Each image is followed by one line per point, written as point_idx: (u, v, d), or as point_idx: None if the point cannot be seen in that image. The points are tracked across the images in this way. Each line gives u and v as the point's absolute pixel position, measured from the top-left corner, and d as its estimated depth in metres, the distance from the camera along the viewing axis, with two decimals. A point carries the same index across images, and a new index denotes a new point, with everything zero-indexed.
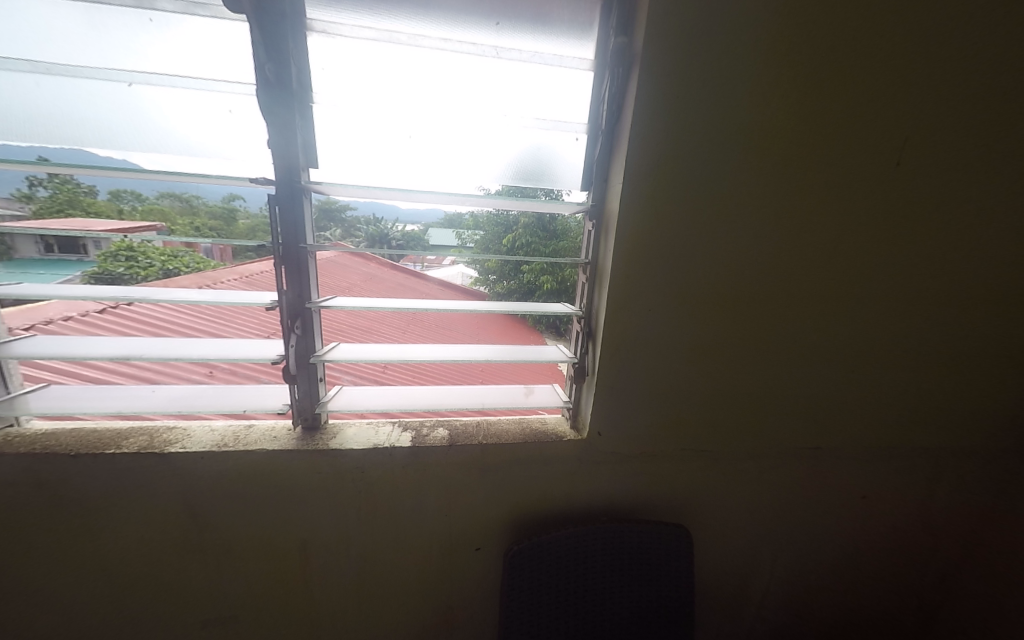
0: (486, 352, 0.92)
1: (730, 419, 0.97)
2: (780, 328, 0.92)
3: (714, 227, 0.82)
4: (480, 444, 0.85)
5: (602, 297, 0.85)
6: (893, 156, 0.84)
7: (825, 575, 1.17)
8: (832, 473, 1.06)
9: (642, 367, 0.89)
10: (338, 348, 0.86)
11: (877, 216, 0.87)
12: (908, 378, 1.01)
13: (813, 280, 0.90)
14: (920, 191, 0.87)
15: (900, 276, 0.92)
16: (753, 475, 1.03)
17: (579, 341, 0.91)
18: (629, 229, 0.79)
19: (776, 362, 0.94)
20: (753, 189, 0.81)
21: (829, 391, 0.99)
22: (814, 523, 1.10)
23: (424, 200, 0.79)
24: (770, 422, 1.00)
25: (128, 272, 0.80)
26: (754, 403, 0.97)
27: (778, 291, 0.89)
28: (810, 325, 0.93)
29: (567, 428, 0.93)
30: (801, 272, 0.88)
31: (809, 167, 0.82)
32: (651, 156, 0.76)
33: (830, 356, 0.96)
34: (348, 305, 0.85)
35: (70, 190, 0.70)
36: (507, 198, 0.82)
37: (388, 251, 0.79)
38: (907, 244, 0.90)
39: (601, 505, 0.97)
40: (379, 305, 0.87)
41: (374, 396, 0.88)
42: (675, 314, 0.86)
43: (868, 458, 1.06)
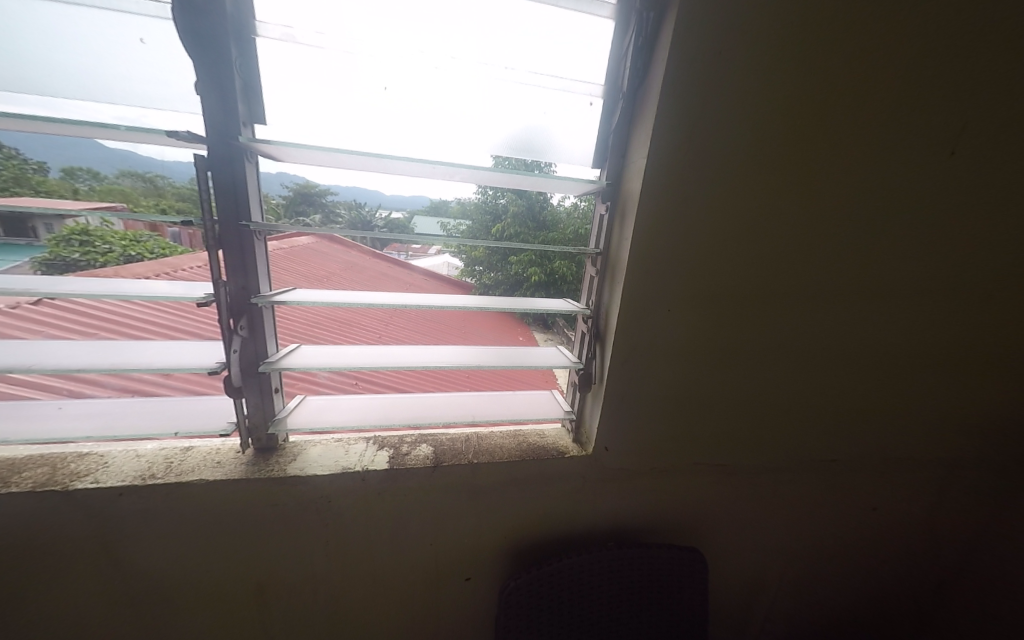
0: (478, 354, 0.79)
1: (748, 430, 0.87)
2: (806, 335, 0.81)
3: (743, 216, 0.70)
4: (470, 463, 0.72)
5: (615, 294, 0.71)
6: (945, 145, 0.72)
7: (835, 589, 1.10)
8: (850, 485, 0.98)
9: (659, 378, 0.76)
10: (297, 353, 0.71)
11: (924, 213, 0.76)
12: (938, 386, 0.91)
13: (848, 281, 0.78)
14: (975, 183, 0.75)
15: (943, 276, 0.81)
16: (769, 492, 0.94)
17: (587, 344, 0.78)
18: (649, 214, 0.66)
19: (801, 370, 0.84)
20: (787, 177, 0.70)
21: (853, 399, 0.90)
22: (829, 536, 1.03)
23: (405, 170, 0.64)
24: (791, 434, 0.90)
25: (82, 259, 0.66)
26: (777, 413, 0.87)
27: (806, 291, 0.78)
28: (839, 328, 0.82)
29: (568, 443, 0.81)
30: (834, 269, 0.77)
31: (849, 152, 0.71)
32: (678, 126, 0.62)
33: (859, 367, 0.86)
34: (313, 299, 0.68)
35: (14, 166, 0.53)
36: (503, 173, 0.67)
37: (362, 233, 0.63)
38: (954, 244, 0.79)
39: (607, 528, 0.85)
40: (349, 299, 0.72)
41: (346, 408, 0.74)
42: (692, 318, 0.75)
43: (889, 469, 0.98)
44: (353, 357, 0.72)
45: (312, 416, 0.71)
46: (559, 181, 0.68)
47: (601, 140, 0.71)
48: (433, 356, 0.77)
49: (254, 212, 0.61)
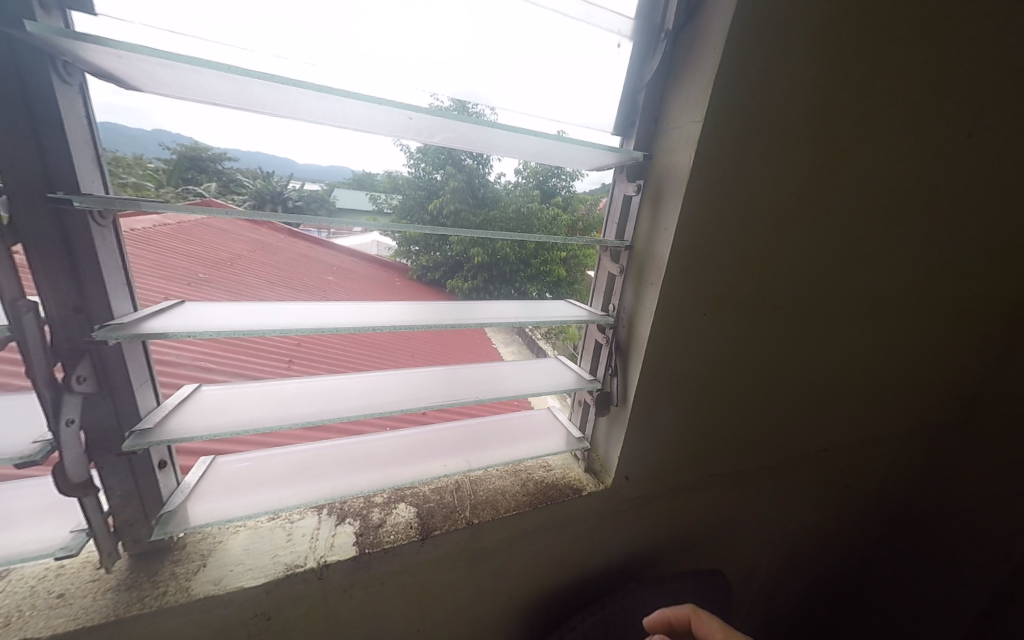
0: (467, 379, 0.61)
1: (762, 443, 0.78)
2: (823, 340, 0.72)
3: (785, 202, 0.56)
4: (468, 526, 0.55)
5: (646, 302, 0.53)
6: (962, 129, 0.66)
7: (813, 579, 1.10)
8: (840, 482, 0.96)
9: (682, 399, 0.63)
10: (195, 401, 0.46)
11: (935, 204, 0.70)
12: (922, 379, 0.90)
13: (867, 278, 0.70)
14: (977, 175, 0.71)
15: (941, 267, 0.77)
16: (768, 502, 0.88)
17: (606, 358, 0.60)
18: (698, 198, 0.47)
19: (815, 375, 0.75)
20: (831, 157, 0.57)
21: (854, 400, 0.84)
22: (816, 533, 1.01)
23: (359, 117, 0.41)
24: (798, 443, 0.82)
25: None
26: (788, 423, 0.78)
27: (832, 289, 0.68)
28: (853, 329, 0.75)
29: (581, 475, 0.67)
30: (860, 263, 0.68)
31: (888, 131, 0.60)
32: (743, 72, 0.44)
33: (861, 369, 0.81)
34: (223, 317, 0.44)
35: None
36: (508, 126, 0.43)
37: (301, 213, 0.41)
38: (952, 240, 0.75)
39: (620, 562, 0.74)
40: (272, 310, 0.48)
41: (286, 476, 0.53)
42: (722, 327, 0.61)
43: (873, 462, 0.97)
44: (284, 406, 0.48)
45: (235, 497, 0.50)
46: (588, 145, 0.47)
47: (627, 96, 0.51)
48: (410, 384, 0.57)
49: (90, 184, 0.36)
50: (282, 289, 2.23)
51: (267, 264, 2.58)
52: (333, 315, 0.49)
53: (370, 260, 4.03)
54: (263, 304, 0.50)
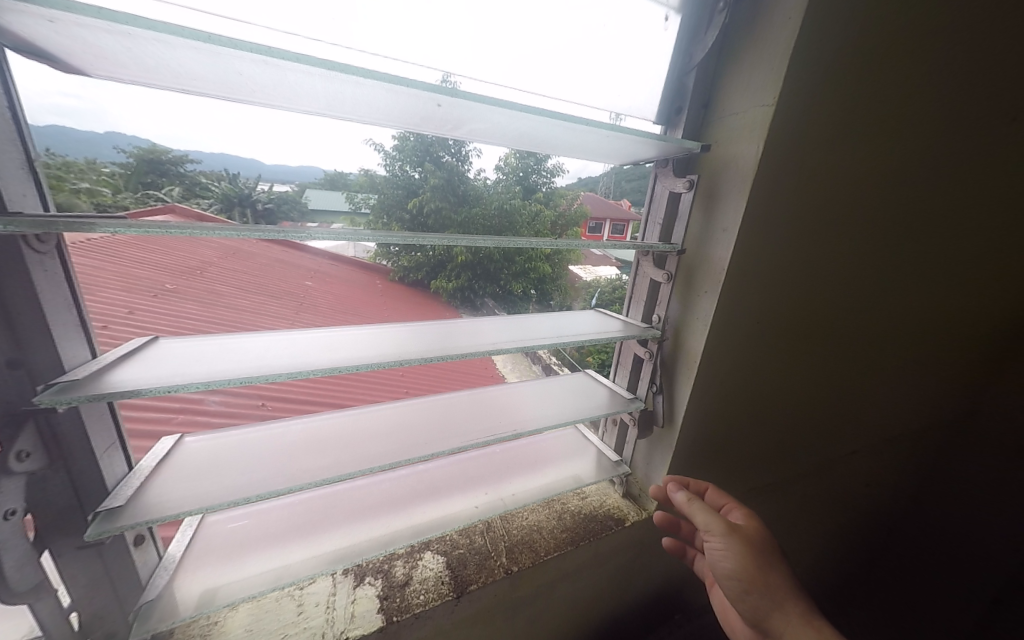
0: (495, 407, 0.55)
1: (806, 454, 0.72)
2: (870, 345, 0.66)
3: (853, 193, 0.50)
4: (507, 576, 0.48)
5: (699, 313, 0.47)
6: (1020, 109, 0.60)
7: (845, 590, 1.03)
8: (878, 488, 0.91)
9: (732, 415, 0.57)
10: (173, 463, 0.39)
11: (987, 191, 0.65)
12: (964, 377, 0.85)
13: (914, 274, 0.65)
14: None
15: (988, 258, 0.72)
16: (803, 515, 0.82)
17: (649, 374, 0.55)
18: (764, 193, 0.41)
19: (861, 380, 0.70)
20: (896, 142, 0.50)
21: (895, 403, 0.79)
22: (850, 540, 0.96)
23: (372, 106, 0.34)
24: (840, 452, 0.77)
25: None
26: (832, 432, 0.73)
27: (883, 288, 0.62)
28: (899, 330, 0.70)
29: (621, 501, 0.61)
30: (911, 258, 0.63)
31: (954, 112, 0.54)
32: (820, 50, 0.38)
33: (904, 370, 0.76)
34: (212, 359, 0.36)
35: None
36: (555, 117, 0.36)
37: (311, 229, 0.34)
38: (997, 232, 0.71)
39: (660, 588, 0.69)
40: (273, 348, 0.40)
41: (297, 533, 0.47)
42: (778, 336, 0.55)
43: (913, 467, 0.92)
44: (292, 463, 0.40)
45: (240, 565, 0.43)
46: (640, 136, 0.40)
47: (673, 77, 0.44)
48: (434, 420, 0.50)
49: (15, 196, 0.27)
50: (258, 297, 2.09)
51: (240, 271, 2.42)
52: (347, 347, 0.42)
53: (350, 263, 3.87)
54: (261, 336, 0.42)
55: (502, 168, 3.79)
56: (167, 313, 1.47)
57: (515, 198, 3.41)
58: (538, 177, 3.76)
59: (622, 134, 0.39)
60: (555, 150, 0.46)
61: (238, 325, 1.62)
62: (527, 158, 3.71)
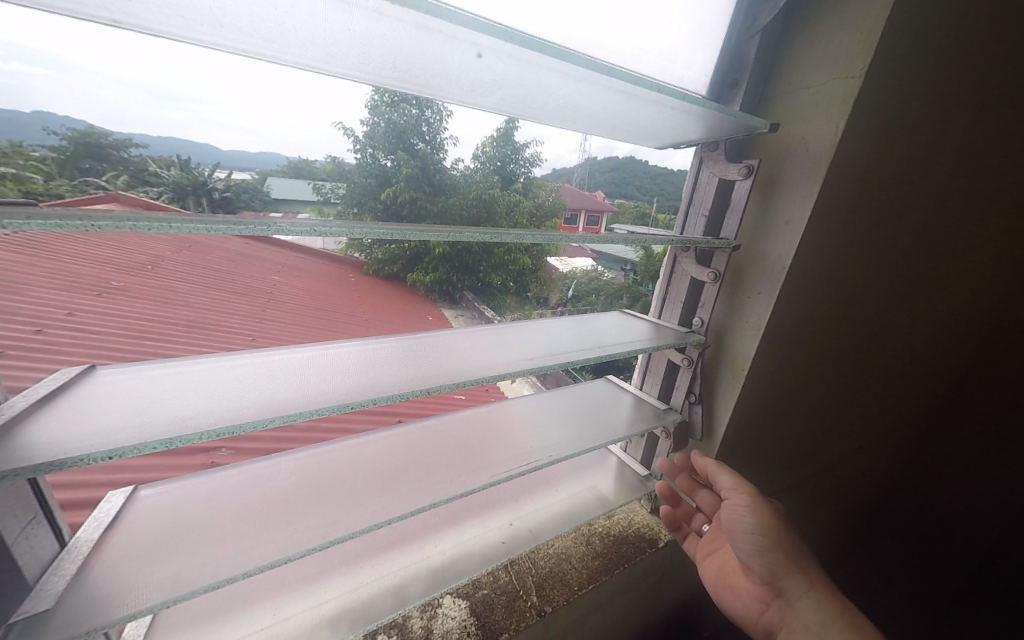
0: (520, 426, 0.49)
1: (830, 458, 0.70)
2: (899, 340, 0.64)
3: (894, 190, 0.46)
4: (541, 618, 0.43)
5: (749, 317, 0.44)
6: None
7: None
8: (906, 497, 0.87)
9: (767, 424, 0.54)
10: (123, 527, 0.32)
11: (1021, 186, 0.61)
12: None
13: (944, 275, 0.62)
14: None
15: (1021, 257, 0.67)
16: (824, 524, 0.79)
17: (688, 383, 0.51)
18: (838, 178, 0.37)
19: (885, 384, 0.68)
20: (932, 136, 0.47)
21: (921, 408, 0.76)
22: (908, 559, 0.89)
23: (383, 48, 0.26)
24: (862, 456, 0.75)
25: None
26: (855, 435, 0.71)
27: (913, 289, 0.59)
28: (927, 333, 0.67)
29: (649, 519, 0.58)
30: (942, 256, 0.59)
31: (988, 103, 0.51)
32: (901, 34, 0.35)
33: (930, 372, 0.73)
34: (178, 399, 0.29)
35: None
36: (616, 86, 0.30)
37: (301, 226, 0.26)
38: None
39: (683, 606, 0.66)
40: (270, 374, 0.33)
41: (296, 592, 0.39)
42: (817, 342, 0.51)
43: None
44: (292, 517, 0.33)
45: None
46: (718, 109, 0.33)
47: (734, 46, 0.39)
48: (456, 449, 0.45)
49: None
50: (221, 294, 1.92)
51: (199, 266, 2.22)
52: (366, 369, 0.36)
53: (323, 259, 3.68)
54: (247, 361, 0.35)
55: (479, 158, 3.68)
56: (117, 314, 1.31)
57: (493, 188, 3.33)
58: (515, 166, 3.68)
59: (712, 111, 0.33)
60: (597, 127, 0.40)
61: (200, 326, 1.47)
62: (504, 148, 3.62)
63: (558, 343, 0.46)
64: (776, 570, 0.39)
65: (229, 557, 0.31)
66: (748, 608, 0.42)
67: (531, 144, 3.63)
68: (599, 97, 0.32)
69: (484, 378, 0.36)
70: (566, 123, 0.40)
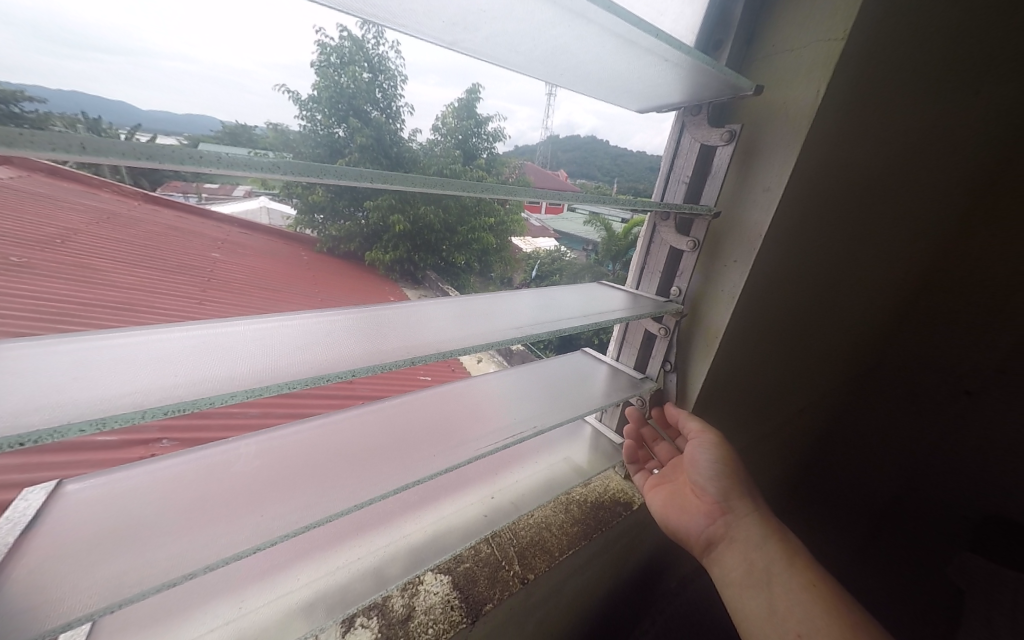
0: (500, 399, 0.48)
1: (780, 418, 0.76)
2: (842, 311, 0.69)
3: (857, 164, 0.48)
4: (525, 584, 0.43)
5: (725, 286, 0.46)
6: (977, 82, 0.59)
7: (858, 537, 1.06)
8: (831, 441, 1.00)
9: (733, 389, 0.58)
10: (45, 527, 0.27)
11: (949, 167, 0.66)
12: (913, 351, 0.90)
13: (885, 250, 0.66)
14: (981, 137, 0.67)
15: (935, 232, 0.75)
16: (771, 479, 0.87)
17: (663, 352, 0.53)
18: (814, 146, 0.38)
19: (827, 351, 0.73)
20: (891, 113, 0.48)
21: (851, 371, 0.85)
22: (845, 482, 1.04)
23: None
24: (805, 415, 0.83)
25: None
26: (802, 398, 0.77)
27: (859, 263, 0.63)
28: (864, 304, 0.73)
29: (623, 483, 0.60)
30: (885, 232, 0.63)
31: (933, 85, 0.53)
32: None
33: (861, 340, 0.80)
34: (101, 377, 0.24)
35: None
36: (615, 27, 0.28)
37: (212, 154, 0.23)
38: (945, 208, 0.72)
39: (650, 561, 0.70)
40: (228, 347, 0.29)
41: (267, 580, 0.37)
42: (778, 311, 0.54)
43: (874, 429, 0.98)
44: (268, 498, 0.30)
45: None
46: (712, 67, 0.33)
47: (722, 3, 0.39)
48: (437, 424, 0.43)
49: None
50: (149, 272, 1.71)
51: (120, 240, 1.96)
52: (341, 341, 0.33)
53: (272, 235, 3.42)
54: (189, 334, 0.30)
55: (439, 130, 3.51)
56: (24, 292, 1.14)
57: (454, 163, 3.21)
58: (477, 140, 3.55)
59: (705, 67, 0.33)
60: (582, 81, 0.38)
61: (126, 306, 1.31)
62: (465, 120, 3.46)
63: (540, 311, 0.46)
64: (726, 492, 0.43)
65: (192, 547, 0.28)
66: (694, 523, 0.44)
67: (493, 117, 3.51)
68: (596, 42, 0.30)
69: (474, 346, 0.35)
70: (549, 74, 0.37)
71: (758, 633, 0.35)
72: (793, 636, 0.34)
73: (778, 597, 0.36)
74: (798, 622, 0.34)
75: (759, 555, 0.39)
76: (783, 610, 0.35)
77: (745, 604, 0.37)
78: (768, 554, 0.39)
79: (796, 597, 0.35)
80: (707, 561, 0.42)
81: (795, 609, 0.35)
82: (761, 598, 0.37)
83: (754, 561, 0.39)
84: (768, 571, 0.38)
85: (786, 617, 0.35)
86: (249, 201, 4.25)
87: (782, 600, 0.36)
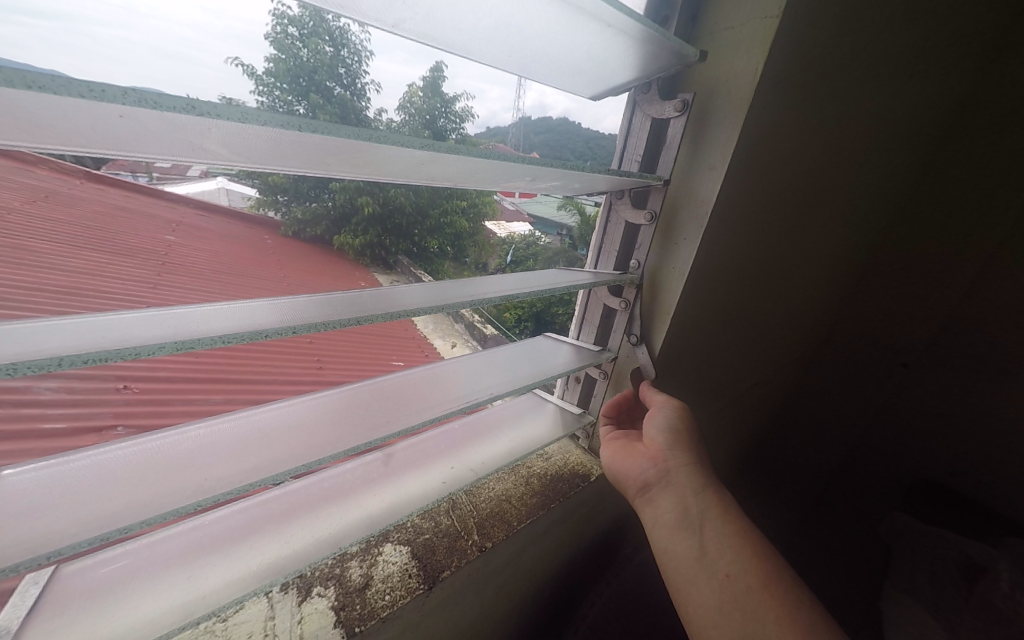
0: (466, 375, 0.50)
1: (732, 392, 0.81)
2: (789, 285, 0.73)
3: (797, 146, 0.51)
4: (482, 554, 0.45)
5: (676, 264, 0.48)
6: (910, 66, 0.63)
7: (803, 500, 1.15)
8: (781, 414, 1.05)
9: (686, 364, 0.61)
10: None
11: (885, 149, 0.71)
12: (853, 326, 0.96)
13: (828, 224, 0.70)
14: (913, 121, 0.72)
15: (873, 211, 0.80)
16: (724, 447, 0.91)
17: (624, 325, 0.56)
18: (755, 123, 0.40)
19: (774, 326, 0.77)
20: (829, 98, 0.51)
21: (798, 345, 0.90)
22: (791, 451, 1.11)
23: None
24: (756, 387, 0.87)
25: None
26: (753, 371, 0.82)
27: (803, 239, 0.67)
28: (809, 279, 0.77)
29: (582, 456, 0.63)
30: (828, 210, 0.67)
31: (870, 68, 0.56)
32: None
33: (807, 315, 0.85)
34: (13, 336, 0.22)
35: None
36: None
37: (113, 86, 0.19)
38: (881, 188, 0.78)
39: (612, 528, 0.74)
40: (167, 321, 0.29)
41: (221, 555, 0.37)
42: (727, 288, 0.57)
43: (819, 400, 1.05)
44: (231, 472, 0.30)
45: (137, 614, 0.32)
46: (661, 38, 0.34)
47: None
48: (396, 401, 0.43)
49: None
50: (98, 254, 1.59)
51: (61, 220, 1.81)
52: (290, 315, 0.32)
53: (233, 218, 3.24)
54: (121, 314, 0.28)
55: (405, 109, 3.39)
56: None
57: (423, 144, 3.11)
58: (446, 121, 3.47)
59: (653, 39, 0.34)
60: (534, 59, 0.38)
61: (73, 290, 1.22)
62: (432, 99, 3.36)
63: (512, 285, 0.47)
64: (673, 444, 0.45)
65: (134, 514, 0.27)
66: (635, 468, 0.46)
67: (463, 97, 3.43)
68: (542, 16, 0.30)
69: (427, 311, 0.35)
70: (500, 53, 0.36)
71: (677, 571, 0.38)
72: (721, 575, 0.36)
73: (708, 538, 0.38)
74: (727, 562, 0.36)
75: (694, 501, 0.41)
76: (714, 551, 0.37)
77: (675, 544, 0.40)
78: (704, 501, 0.41)
79: (723, 539, 0.38)
80: (640, 503, 0.45)
81: (724, 550, 0.37)
82: (693, 539, 0.39)
83: (689, 505, 0.41)
84: (701, 515, 0.40)
85: (717, 558, 0.37)
86: (206, 182, 3.97)
87: (713, 542, 0.38)
